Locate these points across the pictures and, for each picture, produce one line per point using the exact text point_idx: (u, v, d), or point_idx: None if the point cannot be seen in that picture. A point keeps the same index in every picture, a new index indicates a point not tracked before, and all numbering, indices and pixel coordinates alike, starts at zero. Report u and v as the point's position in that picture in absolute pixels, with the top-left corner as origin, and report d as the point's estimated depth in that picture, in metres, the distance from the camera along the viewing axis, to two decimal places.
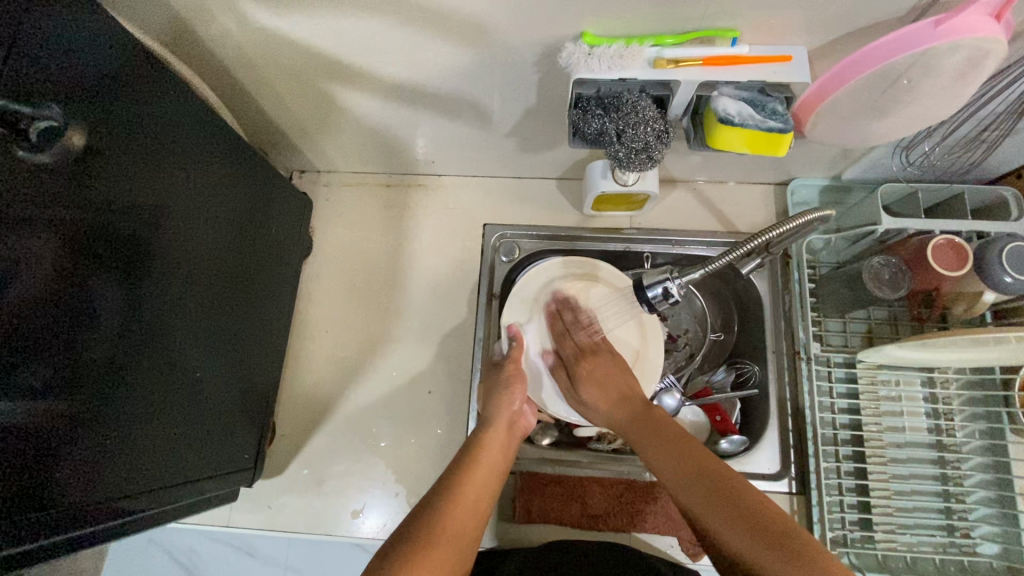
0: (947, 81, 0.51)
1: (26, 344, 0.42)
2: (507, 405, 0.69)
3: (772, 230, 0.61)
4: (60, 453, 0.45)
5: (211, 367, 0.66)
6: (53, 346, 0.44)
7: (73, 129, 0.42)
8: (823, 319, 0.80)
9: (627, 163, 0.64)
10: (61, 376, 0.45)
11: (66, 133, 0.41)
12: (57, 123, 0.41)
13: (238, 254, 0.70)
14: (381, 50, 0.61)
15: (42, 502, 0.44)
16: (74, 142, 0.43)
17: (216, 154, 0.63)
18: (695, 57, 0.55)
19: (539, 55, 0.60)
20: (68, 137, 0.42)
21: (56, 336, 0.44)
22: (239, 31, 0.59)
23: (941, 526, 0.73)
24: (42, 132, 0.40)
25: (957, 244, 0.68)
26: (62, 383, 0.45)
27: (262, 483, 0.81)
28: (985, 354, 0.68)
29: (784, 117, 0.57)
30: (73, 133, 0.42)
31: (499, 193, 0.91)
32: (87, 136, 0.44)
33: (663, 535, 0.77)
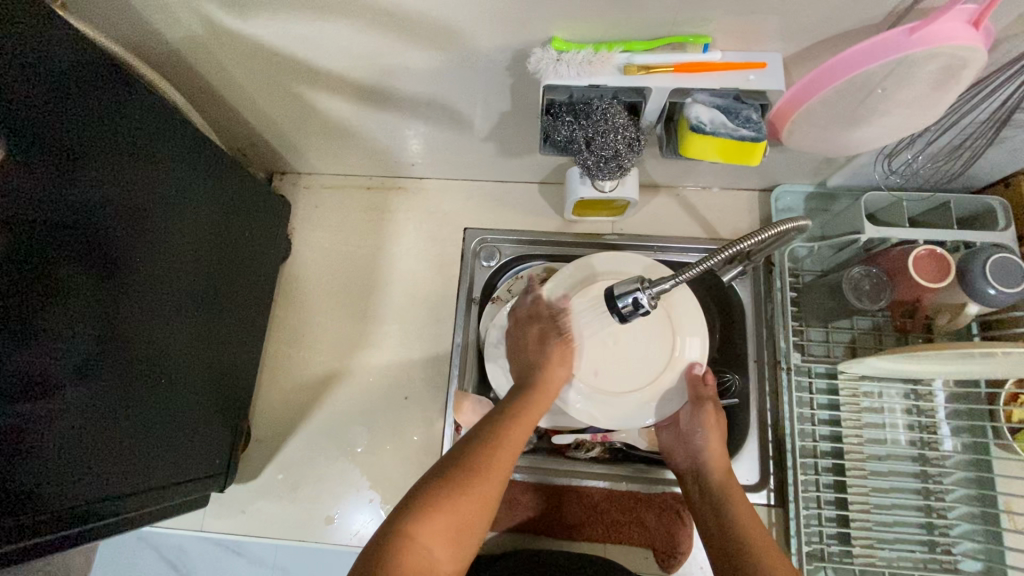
0: (923, 90, 0.50)
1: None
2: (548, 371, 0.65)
3: (747, 240, 0.59)
4: (28, 459, 0.46)
5: (184, 370, 0.66)
6: (12, 354, 0.44)
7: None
8: (806, 328, 0.79)
9: (597, 171, 0.64)
10: (23, 383, 0.45)
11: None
12: None
13: (213, 252, 0.70)
14: (352, 54, 0.60)
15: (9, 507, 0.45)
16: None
17: (186, 156, 0.62)
18: (666, 64, 0.53)
19: (511, 60, 0.58)
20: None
21: (17, 344, 0.44)
22: (206, 34, 0.58)
23: (923, 541, 0.72)
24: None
25: (939, 255, 0.67)
26: (24, 390, 0.45)
27: (237, 487, 0.80)
28: (968, 368, 0.67)
29: (758, 125, 0.56)
30: None
31: (480, 197, 0.90)
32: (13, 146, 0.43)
33: (638, 546, 0.76)
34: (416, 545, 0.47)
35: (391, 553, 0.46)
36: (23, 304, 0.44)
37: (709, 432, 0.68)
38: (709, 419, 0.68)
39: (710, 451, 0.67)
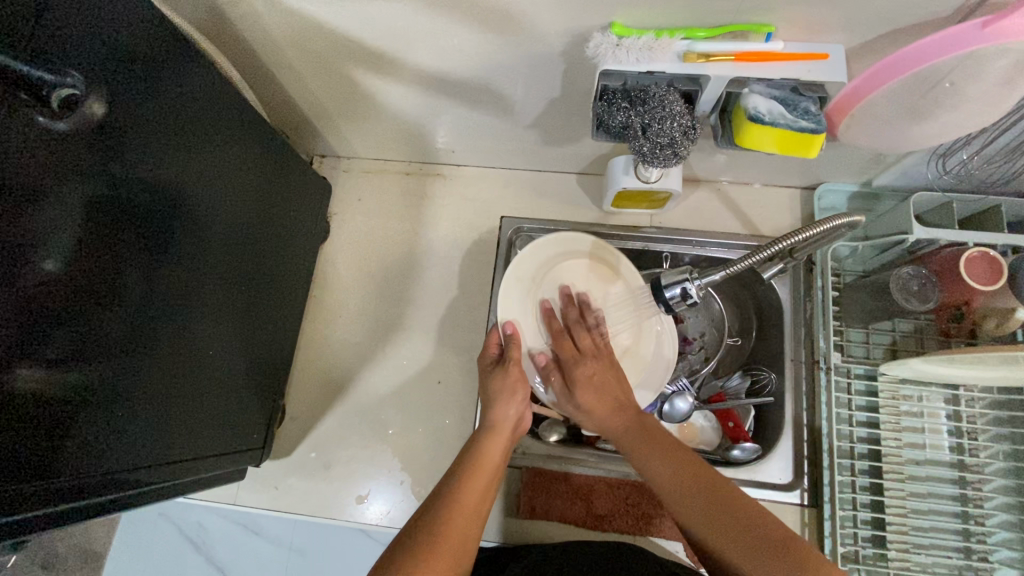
0: (992, 86, 0.49)
1: (39, 315, 0.42)
2: (507, 414, 0.64)
3: (798, 234, 0.58)
4: (76, 420, 0.46)
5: (226, 345, 0.67)
6: (66, 319, 0.44)
7: (93, 98, 0.43)
8: (846, 328, 0.78)
9: (652, 158, 0.63)
10: (77, 350, 0.45)
11: (86, 102, 0.42)
12: (77, 92, 0.41)
13: (256, 233, 0.70)
14: (407, 35, 0.60)
15: (54, 467, 0.45)
16: (96, 113, 0.43)
17: (239, 135, 0.63)
18: (726, 52, 0.53)
19: (567, 45, 0.58)
20: (87, 106, 0.43)
21: (74, 307, 0.45)
22: (265, 11, 0.58)
23: (959, 548, 0.71)
24: (64, 100, 0.41)
25: (992, 257, 0.66)
26: (78, 354, 0.46)
27: (270, 463, 0.81)
28: (1015, 374, 0.66)
29: (816, 117, 0.55)
30: (93, 104, 0.43)
31: (518, 186, 0.90)
32: (108, 109, 0.44)
33: (669, 539, 0.76)
34: None
35: None
36: (87, 266, 0.45)
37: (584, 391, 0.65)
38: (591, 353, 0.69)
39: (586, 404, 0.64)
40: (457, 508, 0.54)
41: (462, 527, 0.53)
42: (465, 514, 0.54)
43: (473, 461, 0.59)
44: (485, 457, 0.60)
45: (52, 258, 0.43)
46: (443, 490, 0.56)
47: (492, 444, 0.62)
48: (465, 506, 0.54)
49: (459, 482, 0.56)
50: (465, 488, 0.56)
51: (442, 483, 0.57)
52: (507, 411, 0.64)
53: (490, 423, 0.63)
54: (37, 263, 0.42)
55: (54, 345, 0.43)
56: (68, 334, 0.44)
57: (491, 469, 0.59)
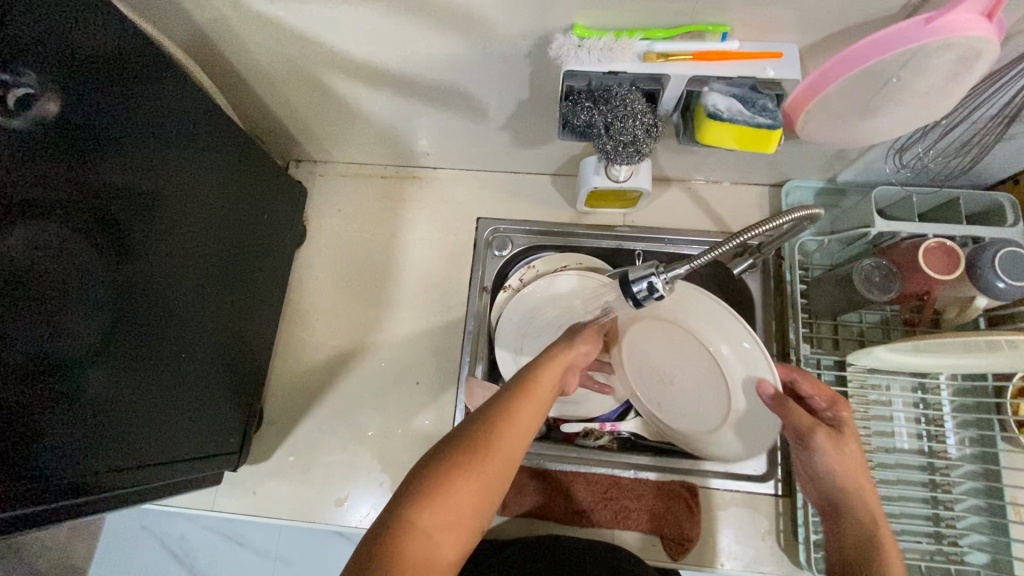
0: (937, 81, 0.51)
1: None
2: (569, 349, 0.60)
3: (758, 226, 0.60)
4: (42, 424, 0.46)
5: (199, 348, 0.67)
6: (26, 317, 0.44)
7: (49, 97, 0.43)
8: (815, 321, 0.80)
9: (615, 156, 0.64)
10: (40, 356, 0.45)
11: (41, 101, 0.42)
12: (31, 92, 0.41)
13: (228, 235, 0.70)
14: (375, 39, 0.61)
15: (21, 471, 0.44)
16: (50, 112, 0.43)
17: (207, 132, 0.63)
18: (684, 52, 0.54)
19: (532, 47, 0.60)
20: (42, 104, 0.42)
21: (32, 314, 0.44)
22: (235, 17, 0.59)
23: (929, 533, 0.73)
24: (18, 100, 0.41)
25: (949, 247, 0.68)
26: (40, 358, 0.45)
27: (248, 468, 0.81)
28: (979, 361, 0.67)
29: (773, 113, 0.57)
30: (48, 103, 0.43)
31: (493, 187, 0.91)
32: (65, 108, 0.44)
33: (647, 533, 0.76)
34: (427, 528, 0.44)
35: (400, 537, 0.43)
36: (47, 269, 0.45)
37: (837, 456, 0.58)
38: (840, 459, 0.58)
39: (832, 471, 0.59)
40: (509, 422, 0.49)
41: (510, 444, 0.49)
42: (515, 427, 0.50)
43: (530, 377, 0.54)
44: (541, 379, 0.54)
45: (13, 260, 0.42)
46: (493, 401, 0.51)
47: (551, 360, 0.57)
48: (515, 421, 0.50)
49: (513, 397, 0.52)
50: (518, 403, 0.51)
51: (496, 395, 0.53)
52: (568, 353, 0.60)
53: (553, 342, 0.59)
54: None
55: (10, 345, 0.42)
56: (28, 339, 0.44)
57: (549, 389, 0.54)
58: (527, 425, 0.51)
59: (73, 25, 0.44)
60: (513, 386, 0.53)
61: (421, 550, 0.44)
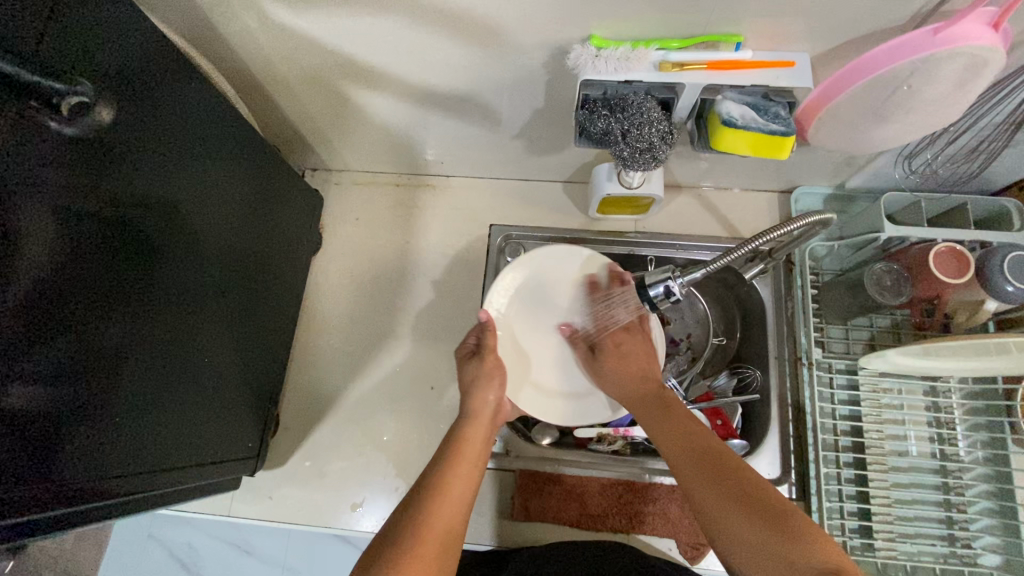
0: (946, 88, 0.52)
1: (30, 318, 0.42)
2: (486, 399, 0.66)
3: (774, 231, 0.61)
4: (67, 427, 0.46)
5: (217, 354, 0.67)
6: (57, 324, 0.45)
7: (102, 106, 0.44)
8: (826, 326, 0.81)
9: (631, 163, 0.65)
10: (66, 360, 0.45)
11: (95, 110, 0.43)
12: (87, 100, 0.42)
13: (245, 252, 0.71)
14: (394, 50, 0.63)
15: (47, 473, 0.45)
16: (104, 118, 0.44)
17: (228, 144, 0.64)
18: (699, 61, 0.56)
19: (549, 58, 0.61)
20: (97, 113, 0.43)
21: (59, 317, 0.45)
22: (259, 29, 0.61)
23: (943, 536, 0.73)
24: (73, 108, 0.41)
25: (959, 252, 0.69)
26: (65, 363, 0.46)
27: (263, 473, 0.82)
28: (991, 364, 0.68)
29: (787, 121, 0.58)
30: (102, 110, 0.44)
31: (505, 195, 0.93)
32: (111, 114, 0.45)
33: (662, 537, 0.77)
34: None
35: None
36: (76, 271, 0.46)
37: (609, 360, 0.67)
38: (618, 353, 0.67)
39: (617, 380, 0.66)
40: (440, 502, 0.55)
41: (442, 520, 0.54)
42: (445, 510, 0.55)
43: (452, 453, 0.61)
44: (463, 455, 0.61)
45: (44, 258, 0.43)
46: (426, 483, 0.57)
47: (473, 428, 0.64)
48: (448, 495, 0.56)
49: (440, 475, 0.58)
50: (448, 480, 0.58)
51: (423, 478, 0.58)
52: (486, 397, 0.65)
53: (472, 408, 0.65)
54: (30, 255, 0.42)
55: (46, 358, 0.44)
56: (54, 347, 0.45)
57: (472, 458, 0.62)
58: (460, 495, 0.57)
59: (111, 31, 0.46)
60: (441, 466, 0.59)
61: None
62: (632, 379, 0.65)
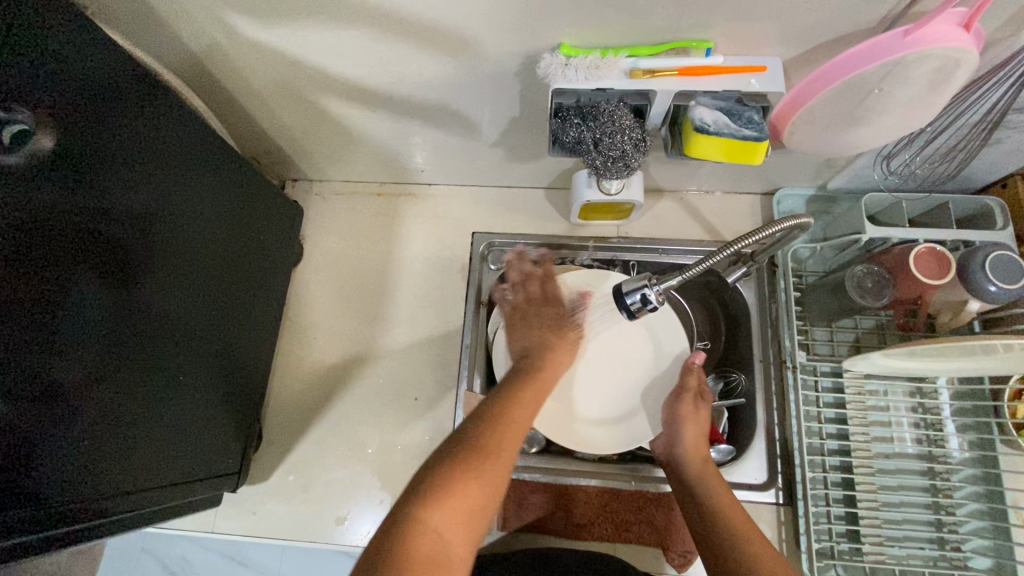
0: (918, 90, 0.52)
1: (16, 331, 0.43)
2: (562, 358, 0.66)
3: (749, 237, 0.60)
4: (44, 448, 0.46)
5: (198, 368, 0.67)
6: (33, 343, 0.45)
7: (43, 131, 0.44)
8: (810, 328, 0.80)
9: (605, 171, 0.66)
10: (36, 383, 0.45)
11: (34, 136, 0.43)
12: (28, 128, 0.42)
13: (224, 263, 0.71)
14: (366, 62, 0.62)
15: (22, 496, 0.45)
16: (45, 147, 0.44)
17: (202, 157, 0.64)
18: (669, 68, 0.55)
19: (520, 66, 0.61)
20: (36, 140, 0.43)
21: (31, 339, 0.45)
22: (228, 43, 0.61)
23: (932, 539, 0.72)
24: (13, 136, 0.42)
25: (940, 253, 0.68)
26: (38, 385, 0.45)
27: (247, 488, 0.81)
28: (977, 364, 0.68)
29: (760, 126, 0.57)
30: (43, 138, 0.44)
31: (487, 202, 0.92)
32: (59, 142, 0.45)
33: (648, 545, 0.76)
34: (433, 521, 0.45)
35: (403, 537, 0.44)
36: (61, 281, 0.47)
37: (687, 422, 0.68)
38: (688, 412, 0.69)
39: (685, 443, 0.67)
40: (515, 409, 0.56)
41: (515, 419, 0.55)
42: (516, 418, 0.55)
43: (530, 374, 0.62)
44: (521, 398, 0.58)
45: (30, 274, 0.44)
46: (484, 413, 0.54)
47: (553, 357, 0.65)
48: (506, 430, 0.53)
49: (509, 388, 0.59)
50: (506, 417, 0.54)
51: (497, 388, 0.60)
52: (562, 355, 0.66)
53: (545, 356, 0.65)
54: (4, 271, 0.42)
55: (22, 372, 0.44)
56: (32, 357, 0.45)
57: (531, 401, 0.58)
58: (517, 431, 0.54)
59: (71, 58, 0.45)
60: (512, 384, 0.60)
61: (428, 548, 0.44)
62: (699, 453, 0.66)
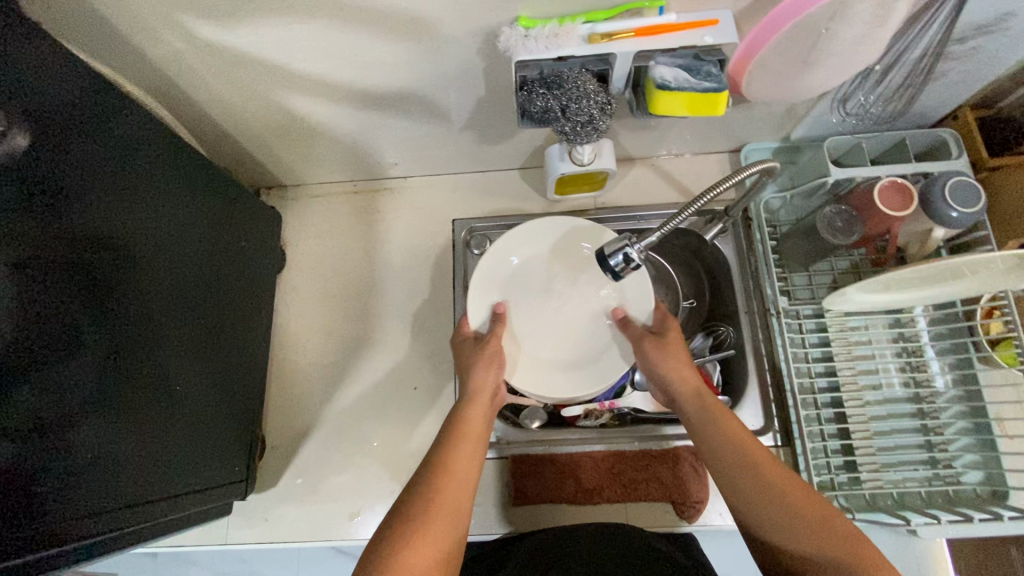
0: (863, 28, 0.54)
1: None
2: (484, 379, 0.69)
3: (719, 186, 0.61)
4: (44, 461, 0.46)
5: (193, 379, 0.67)
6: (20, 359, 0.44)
7: (16, 131, 0.44)
8: (789, 274, 0.82)
9: (576, 136, 0.67)
10: (36, 414, 0.45)
11: (9, 137, 0.43)
12: None
13: (209, 280, 0.71)
14: (327, 54, 0.63)
15: (28, 512, 0.44)
16: (18, 146, 0.44)
17: (176, 168, 0.64)
18: (625, 30, 0.57)
19: (481, 44, 0.62)
20: (10, 139, 0.44)
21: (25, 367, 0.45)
22: (187, 48, 0.60)
23: (925, 460, 0.76)
24: None
25: (902, 185, 0.70)
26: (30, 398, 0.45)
27: (256, 497, 0.81)
28: (947, 289, 0.71)
29: (718, 78, 0.60)
30: (16, 137, 0.44)
31: (464, 188, 0.93)
32: (32, 140, 0.45)
33: (658, 501, 0.78)
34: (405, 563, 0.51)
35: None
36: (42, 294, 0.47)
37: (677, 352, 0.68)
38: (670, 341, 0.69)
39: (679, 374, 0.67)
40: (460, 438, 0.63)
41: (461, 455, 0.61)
42: (464, 448, 0.62)
43: (467, 392, 0.68)
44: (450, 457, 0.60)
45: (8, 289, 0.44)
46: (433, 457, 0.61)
47: (482, 373, 0.69)
48: (446, 483, 0.58)
49: (456, 420, 0.65)
50: (440, 485, 0.58)
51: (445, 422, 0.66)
52: (484, 377, 0.69)
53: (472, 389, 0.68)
54: None
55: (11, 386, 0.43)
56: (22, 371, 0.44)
57: (467, 448, 0.62)
58: (454, 496, 0.57)
59: (33, 77, 0.46)
60: (457, 413, 0.66)
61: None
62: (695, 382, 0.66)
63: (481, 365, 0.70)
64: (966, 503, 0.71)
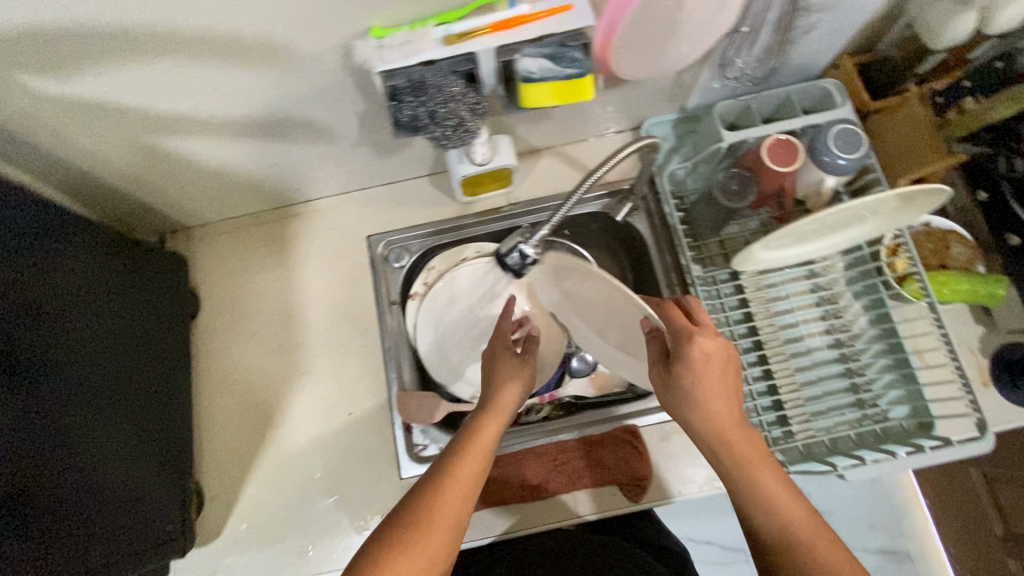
0: None
1: None
2: (507, 395, 0.69)
3: (596, 172, 0.64)
4: None
5: (120, 443, 0.64)
6: None
7: None
8: (701, 243, 0.83)
9: (449, 140, 0.68)
10: None
11: None
12: None
13: (118, 343, 0.68)
14: (187, 91, 0.61)
15: None
16: None
17: (57, 230, 0.61)
18: (479, 27, 0.56)
19: (342, 59, 0.60)
20: None
21: None
22: (33, 105, 0.57)
23: (854, 404, 0.77)
24: None
25: (787, 141, 0.71)
26: None
27: (200, 550, 0.78)
28: (845, 235, 0.73)
29: (582, 64, 0.60)
30: None
31: (375, 203, 0.92)
32: None
33: (605, 485, 0.78)
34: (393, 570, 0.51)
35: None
36: None
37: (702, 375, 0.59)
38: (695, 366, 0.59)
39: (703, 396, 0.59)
40: (474, 447, 0.62)
41: (470, 467, 0.60)
42: (476, 457, 0.61)
43: (489, 405, 0.67)
44: (458, 471, 0.59)
45: None
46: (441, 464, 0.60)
47: (507, 388, 0.69)
48: (451, 492, 0.58)
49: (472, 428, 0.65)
50: (445, 495, 0.57)
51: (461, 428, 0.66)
52: (506, 391, 0.69)
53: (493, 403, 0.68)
54: None
55: None
56: None
57: (476, 459, 0.61)
58: (455, 513, 0.56)
59: None
60: (472, 423, 0.65)
61: None
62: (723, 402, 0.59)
63: (508, 381, 0.70)
64: (894, 439, 0.73)
